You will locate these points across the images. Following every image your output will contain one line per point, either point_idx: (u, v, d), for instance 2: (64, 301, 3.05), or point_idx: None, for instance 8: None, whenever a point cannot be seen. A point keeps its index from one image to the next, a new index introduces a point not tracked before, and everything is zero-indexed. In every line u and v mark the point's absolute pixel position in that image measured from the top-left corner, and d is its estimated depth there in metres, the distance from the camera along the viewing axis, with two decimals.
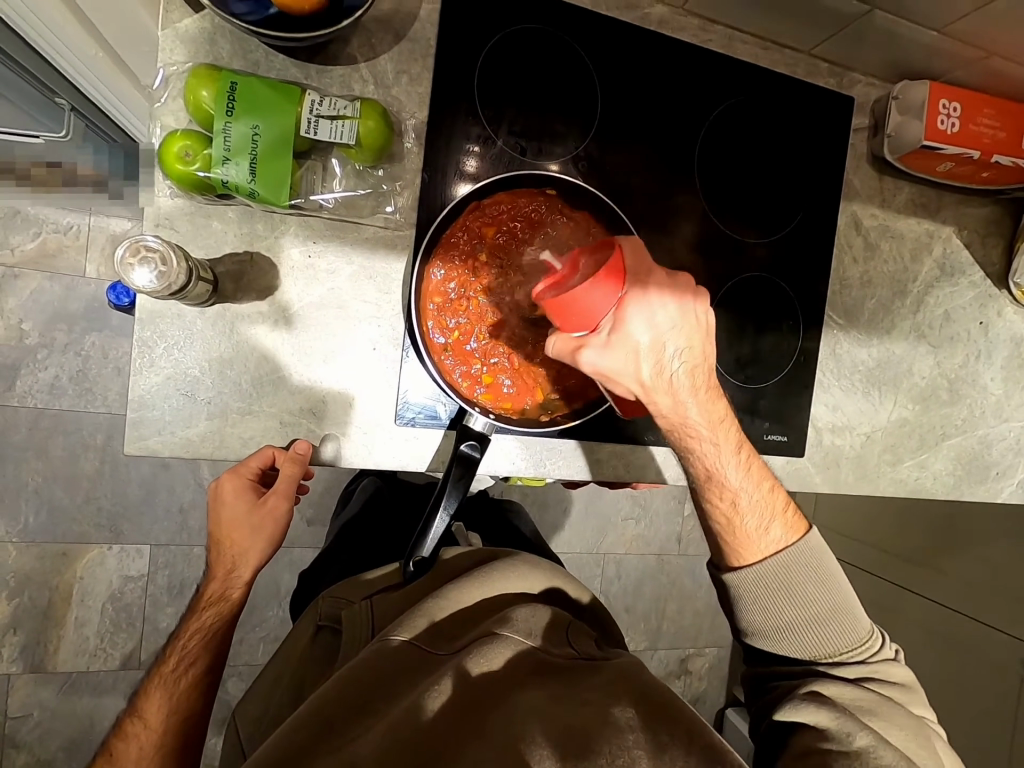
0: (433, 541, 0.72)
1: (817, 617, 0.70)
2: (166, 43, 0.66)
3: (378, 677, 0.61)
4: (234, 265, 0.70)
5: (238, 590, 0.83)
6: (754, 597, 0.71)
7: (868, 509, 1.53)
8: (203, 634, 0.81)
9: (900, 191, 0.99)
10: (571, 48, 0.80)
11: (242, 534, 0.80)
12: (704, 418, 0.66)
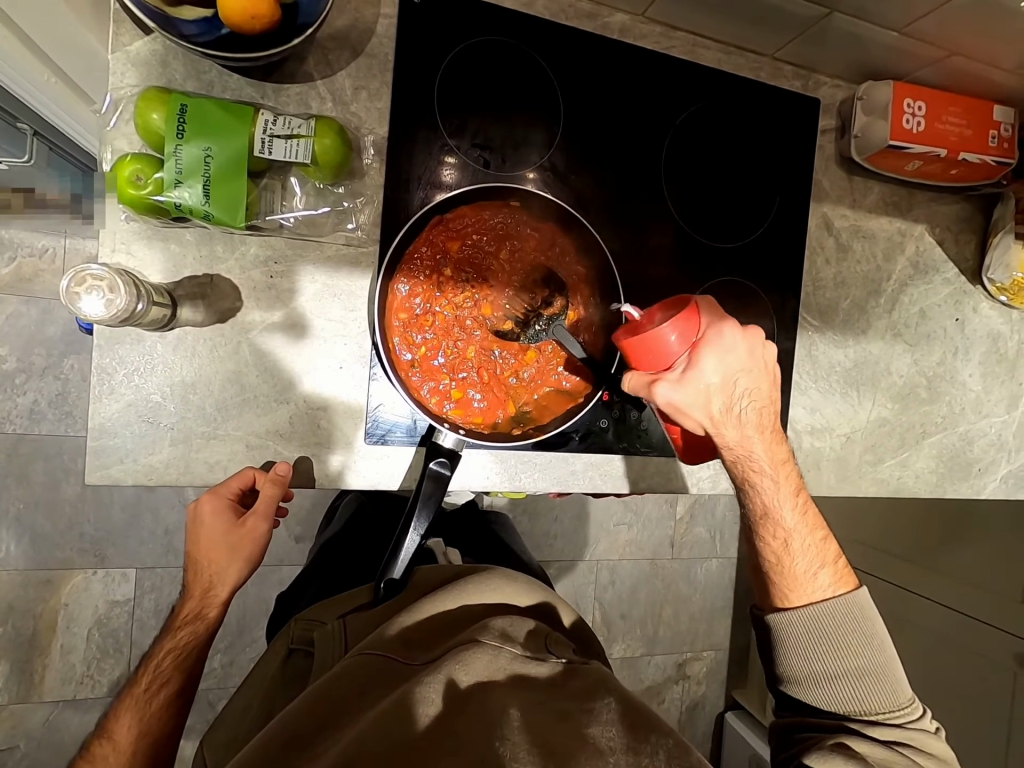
0: (404, 561, 0.70)
1: (860, 673, 0.69)
2: (117, 67, 0.66)
3: (351, 690, 0.59)
4: (193, 287, 0.69)
5: (215, 610, 0.81)
6: (799, 642, 0.70)
7: (858, 508, 1.52)
8: (177, 653, 0.79)
9: (870, 191, 0.99)
10: (532, 58, 0.80)
11: (219, 555, 0.78)
12: (769, 458, 0.70)
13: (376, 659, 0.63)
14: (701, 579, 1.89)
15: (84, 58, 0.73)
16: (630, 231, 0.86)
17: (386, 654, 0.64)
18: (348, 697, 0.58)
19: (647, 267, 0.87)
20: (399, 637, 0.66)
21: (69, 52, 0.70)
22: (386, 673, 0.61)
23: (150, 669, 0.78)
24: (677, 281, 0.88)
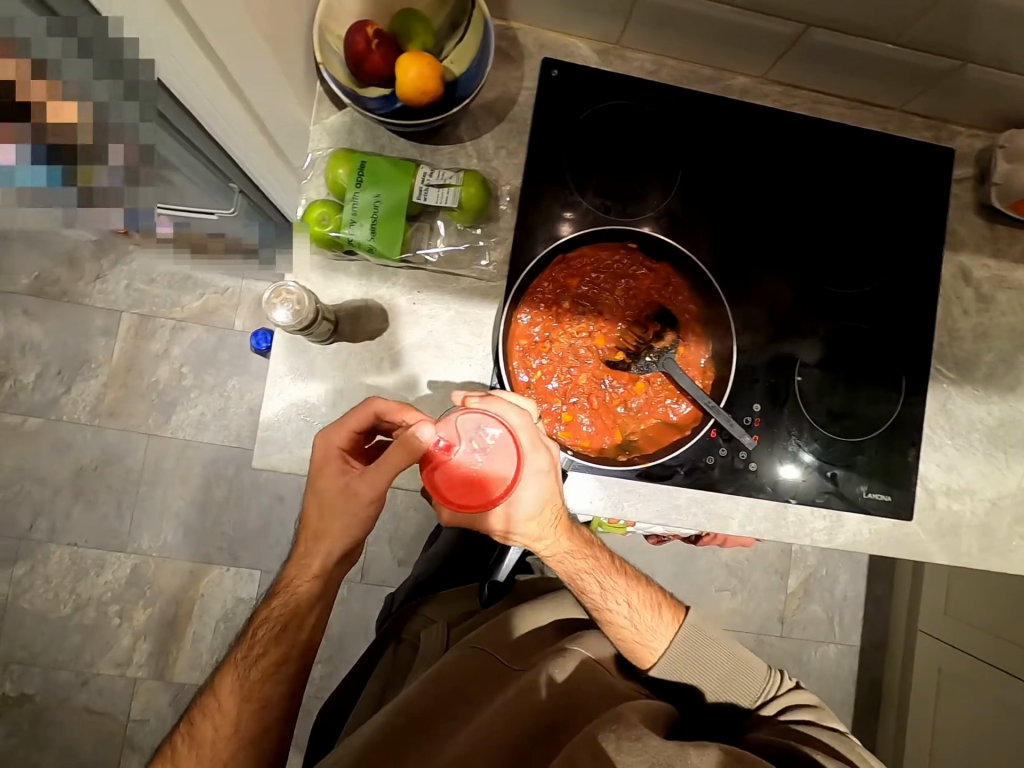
0: (508, 567, 0.81)
1: (728, 671, 0.82)
2: (315, 134, 0.83)
3: (464, 679, 0.72)
4: (349, 310, 0.81)
5: (306, 585, 0.78)
6: (679, 677, 0.81)
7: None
8: (271, 626, 0.79)
9: (1017, 241, 0.93)
10: (655, 119, 0.88)
11: (328, 513, 0.75)
12: (580, 561, 0.79)
13: (484, 657, 0.75)
14: (816, 666, 1.70)
15: (285, 124, 0.80)
16: (745, 274, 0.88)
17: (492, 653, 0.75)
18: (464, 686, 0.71)
19: (764, 307, 0.88)
20: (502, 640, 0.77)
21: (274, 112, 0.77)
22: (493, 671, 0.73)
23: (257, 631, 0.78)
24: (795, 324, 0.88)
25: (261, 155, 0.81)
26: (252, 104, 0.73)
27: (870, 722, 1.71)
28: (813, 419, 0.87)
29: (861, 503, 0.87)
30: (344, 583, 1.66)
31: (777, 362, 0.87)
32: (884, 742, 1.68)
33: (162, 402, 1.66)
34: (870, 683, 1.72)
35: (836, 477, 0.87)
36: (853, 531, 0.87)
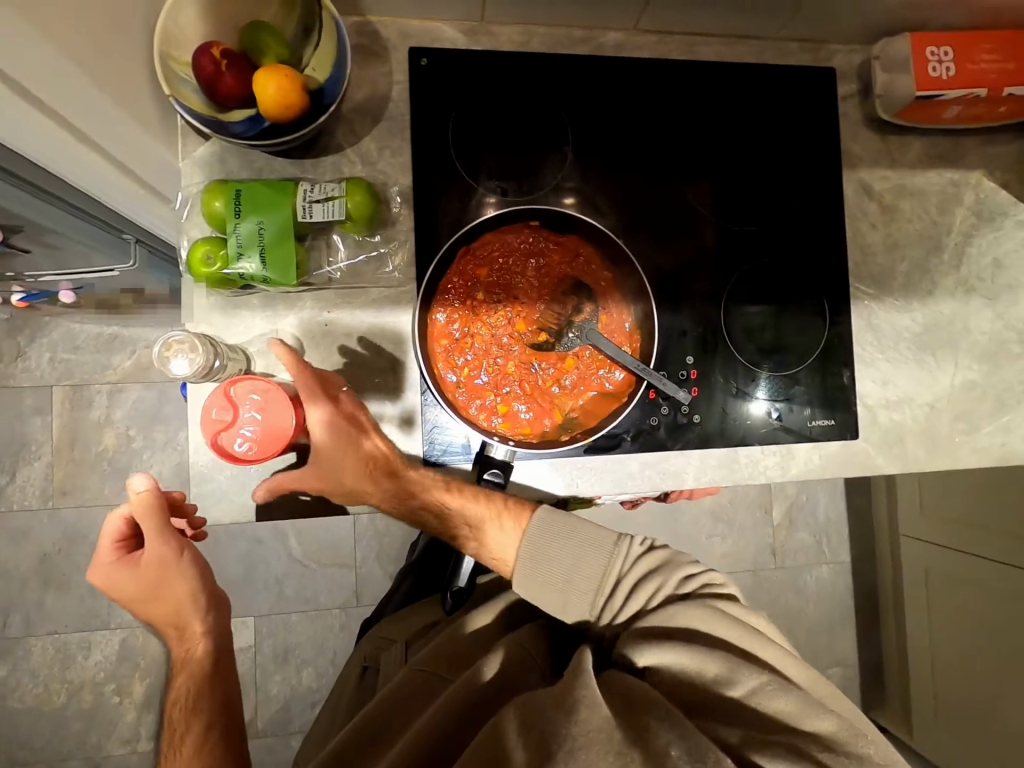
0: (466, 572, 0.82)
1: (578, 553, 0.79)
2: (187, 171, 0.78)
3: (397, 697, 0.70)
4: (262, 344, 0.78)
5: (198, 647, 0.79)
6: (541, 584, 0.79)
7: (994, 491, 1.37)
8: (182, 700, 0.78)
9: (910, 148, 0.94)
10: (536, 91, 0.86)
11: (168, 583, 0.76)
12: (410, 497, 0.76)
13: (423, 674, 0.73)
14: (812, 589, 1.75)
15: (154, 164, 0.80)
16: (653, 229, 0.88)
17: (432, 670, 0.74)
18: (401, 702, 0.69)
19: (679, 260, 0.88)
20: (443, 653, 0.76)
21: (141, 156, 0.78)
22: (432, 685, 0.71)
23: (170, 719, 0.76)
24: (712, 270, 0.88)
25: (123, 188, 0.81)
26: (110, 151, 0.74)
27: (872, 629, 1.77)
28: (746, 360, 0.87)
29: (807, 433, 0.88)
30: (339, 610, 1.64)
31: (701, 311, 0.87)
32: (888, 646, 1.74)
33: (114, 470, 1.59)
34: (865, 594, 1.78)
35: (778, 411, 0.88)
36: (805, 460, 0.89)
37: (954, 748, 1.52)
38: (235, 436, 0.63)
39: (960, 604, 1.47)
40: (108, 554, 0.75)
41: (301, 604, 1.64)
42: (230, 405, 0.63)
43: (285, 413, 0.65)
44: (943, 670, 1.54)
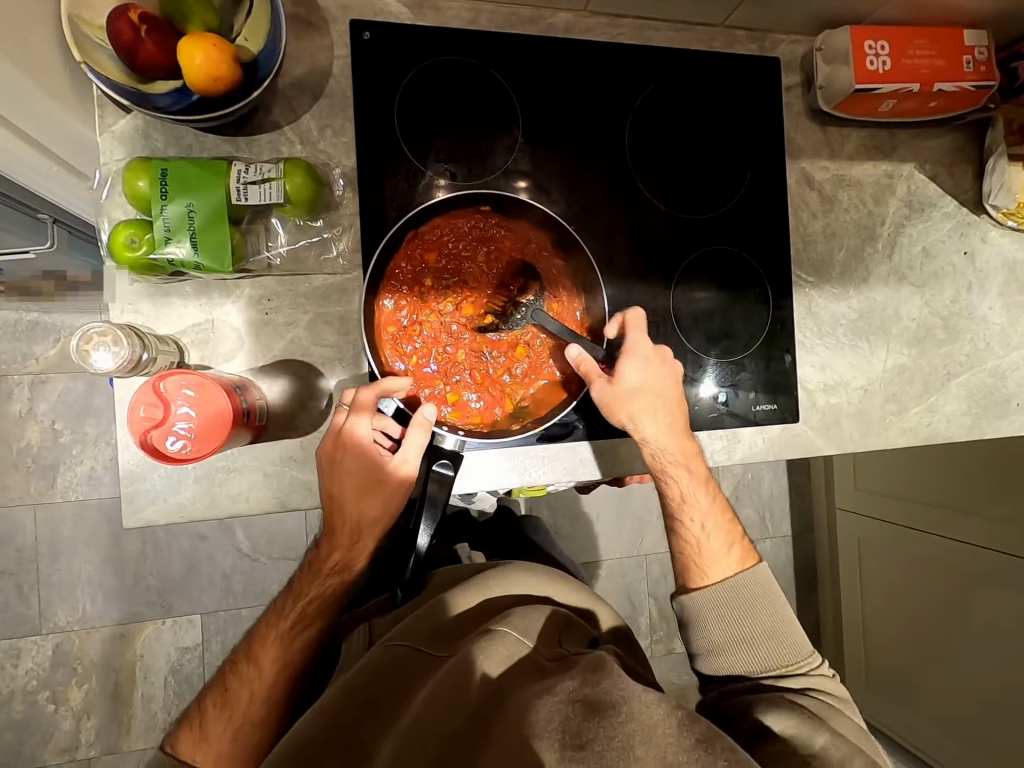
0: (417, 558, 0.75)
1: (765, 635, 0.78)
2: (106, 146, 0.72)
3: (382, 679, 0.65)
4: (197, 333, 0.74)
5: (360, 561, 0.80)
6: (714, 616, 0.78)
7: (922, 466, 1.46)
8: (304, 621, 0.78)
9: (848, 139, 0.97)
10: (483, 71, 0.84)
11: (369, 501, 0.75)
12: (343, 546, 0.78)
13: (406, 651, 0.68)
14: None
15: (67, 139, 0.74)
16: (604, 216, 0.88)
17: (413, 644, 0.69)
18: (384, 682, 0.65)
19: (629, 248, 0.88)
20: (424, 628, 0.71)
21: (50, 132, 0.71)
22: (415, 664, 0.67)
23: (277, 650, 0.76)
24: (661, 259, 0.89)
25: (37, 168, 0.74)
26: (19, 126, 0.67)
27: (810, 597, 1.88)
28: (694, 347, 0.89)
29: (751, 417, 0.91)
30: None
31: (651, 299, 0.89)
32: (824, 613, 1.85)
33: (40, 466, 1.49)
34: (804, 565, 1.88)
35: (724, 397, 0.90)
36: (750, 444, 0.92)
37: (882, 703, 1.65)
38: (167, 435, 0.59)
39: (890, 571, 1.58)
40: (362, 444, 0.72)
41: (251, 600, 1.59)
42: (162, 402, 0.60)
43: (222, 412, 0.61)
44: (873, 633, 1.66)
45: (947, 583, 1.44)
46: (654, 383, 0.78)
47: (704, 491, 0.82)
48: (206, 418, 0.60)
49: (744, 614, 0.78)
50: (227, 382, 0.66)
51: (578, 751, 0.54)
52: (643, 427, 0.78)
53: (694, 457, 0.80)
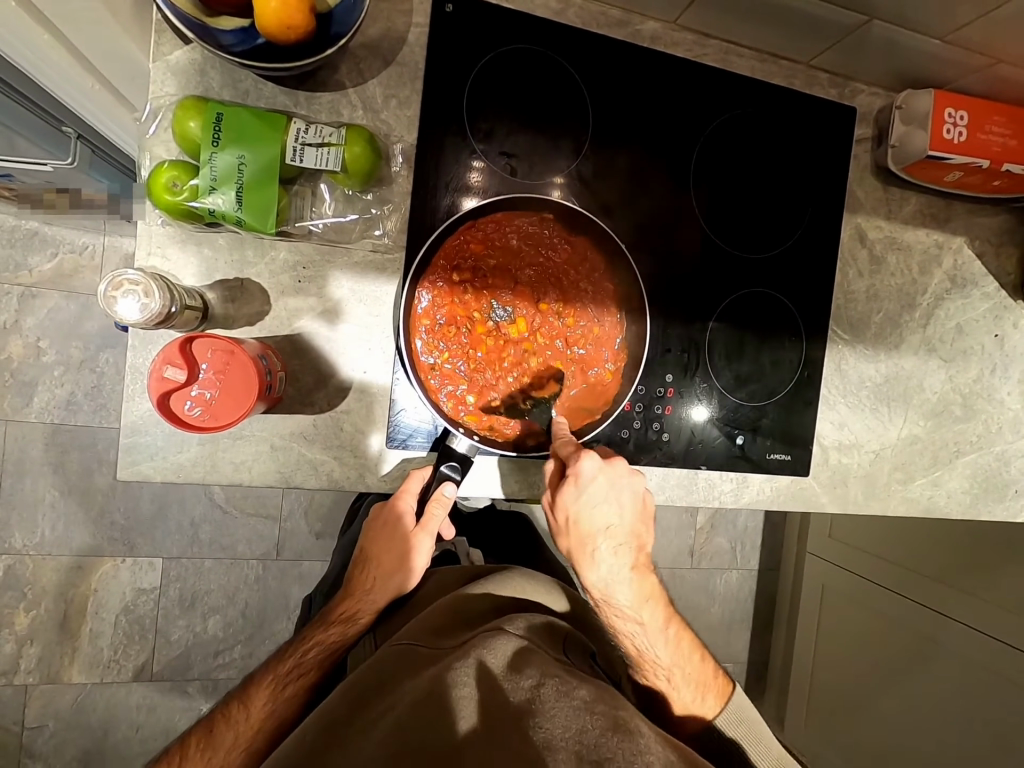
0: (423, 553, 0.78)
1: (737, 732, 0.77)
2: (157, 75, 0.67)
3: (383, 676, 0.64)
4: (225, 290, 0.70)
5: (368, 616, 0.79)
6: (685, 706, 0.78)
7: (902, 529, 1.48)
8: (304, 671, 0.73)
9: (907, 202, 0.96)
10: (562, 67, 0.80)
11: (390, 558, 0.78)
12: (373, 594, 0.80)
13: (408, 649, 0.67)
14: (720, 591, 1.86)
15: (121, 64, 0.70)
16: (655, 238, 0.85)
17: (414, 643, 0.68)
18: (382, 680, 0.63)
19: (676, 273, 0.86)
20: (424, 628, 0.71)
21: (107, 57, 0.67)
22: (416, 657, 0.66)
23: (274, 686, 0.71)
24: (705, 292, 0.87)
25: (78, 85, 0.69)
26: (75, 46, 0.63)
27: (766, 632, 1.91)
28: (722, 385, 0.88)
29: (764, 465, 0.91)
30: (258, 562, 1.58)
31: (688, 329, 0.87)
32: (776, 650, 1.89)
33: (18, 383, 1.43)
34: (765, 601, 1.91)
35: (742, 440, 0.89)
36: (757, 490, 0.91)
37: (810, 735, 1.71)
38: (184, 399, 0.56)
39: (847, 621, 1.61)
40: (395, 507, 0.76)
41: (217, 552, 1.56)
42: (186, 364, 0.56)
43: (246, 382, 0.58)
44: (820, 676, 1.70)
45: (898, 642, 1.47)
46: (608, 518, 0.73)
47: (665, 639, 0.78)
48: (237, 384, 0.57)
49: (732, 737, 0.76)
50: (251, 351, 0.62)
51: (589, 759, 0.53)
52: (599, 591, 0.75)
53: (651, 606, 0.77)
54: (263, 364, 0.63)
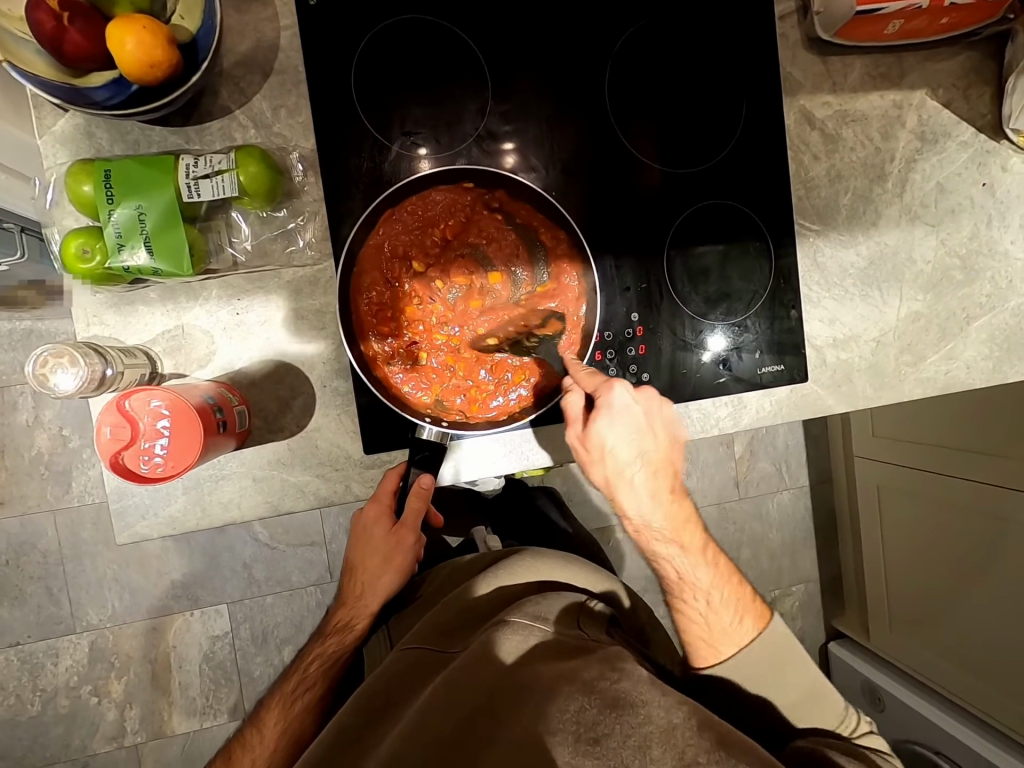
0: (418, 547, 0.82)
1: (806, 694, 0.76)
2: (48, 149, 0.68)
3: (397, 684, 0.67)
4: (167, 341, 0.71)
5: (364, 619, 0.81)
6: (748, 693, 0.74)
7: (938, 410, 1.41)
8: (310, 685, 0.77)
9: (851, 69, 0.89)
10: (444, 28, 0.77)
11: (375, 561, 0.80)
12: (366, 599, 0.81)
13: (418, 654, 0.69)
14: (774, 515, 1.81)
15: (8, 141, 0.71)
16: (584, 178, 0.81)
17: (427, 646, 0.70)
18: (397, 690, 0.66)
19: (615, 208, 0.82)
20: (433, 626, 0.72)
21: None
22: (427, 666, 0.68)
23: (288, 702, 0.76)
24: (653, 219, 0.83)
25: None
26: None
27: (830, 546, 1.86)
28: (693, 312, 0.84)
29: (756, 381, 0.87)
30: (314, 588, 1.62)
31: (642, 263, 0.83)
32: (845, 561, 1.84)
33: (53, 473, 1.49)
34: (824, 514, 1.85)
35: (727, 361, 0.86)
36: (757, 408, 0.88)
37: (912, 651, 1.61)
38: (139, 455, 0.58)
39: (907, 519, 1.55)
40: (372, 513, 0.77)
41: (273, 586, 1.61)
42: (128, 422, 0.57)
43: (192, 425, 0.59)
44: (896, 582, 1.63)
45: (967, 531, 1.40)
46: (636, 444, 0.71)
47: (702, 564, 0.76)
48: (181, 431, 0.58)
49: (778, 687, 0.75)
50: (194, 394, 0.63)
51: (595, 748, 0.55)
52: (627, 495, 0.72)
53: (689, 527, 0.75)
54: (209, 404, 0.63)
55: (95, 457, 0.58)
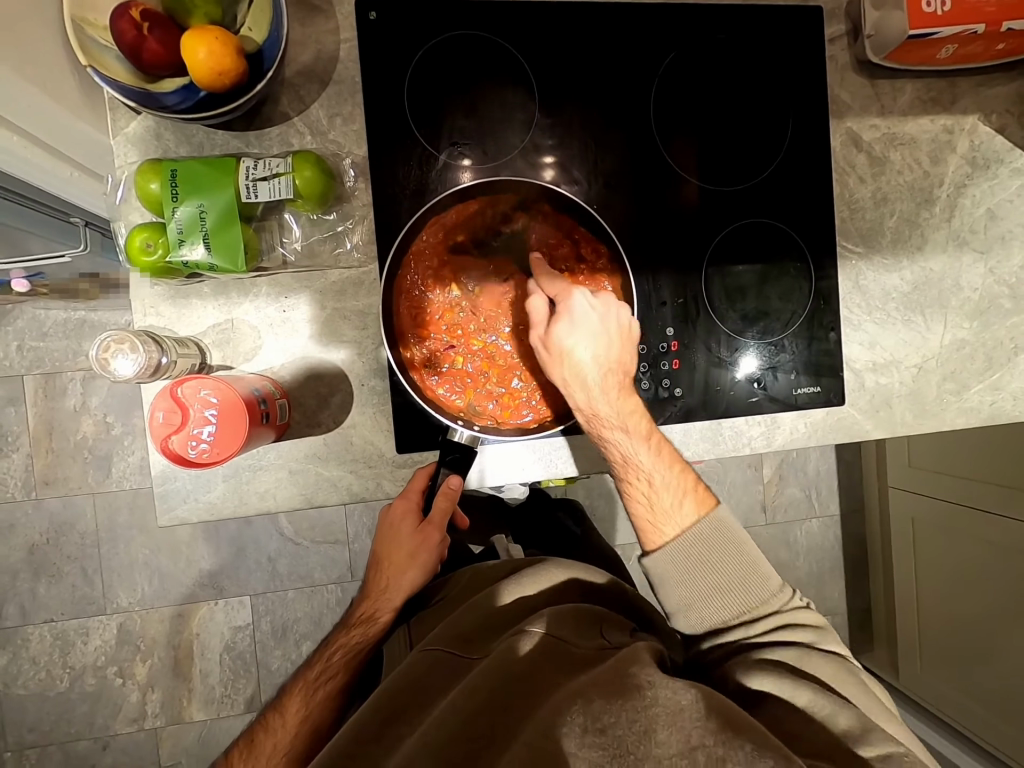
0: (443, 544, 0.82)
1: (737, 582, 0.71)
2: (120, 149, 0.72)
3: (416, 682, 0.67)
4: (217, 334, 0.74)
5: (387, 614, 0.82)
6: (677, 577, 0.72)
7: (978, 443, 1.36)
8: (331, 676, 0.79)
9: (901, 92, 0.88)
10: (495, 43, 0.79)
11: (401, 557, 0.81)
12: (389, 593, 0.82)
13: (437, 655, 0.70)
14: (802, 543, 1.77)
15: (84, 141, 0.75)
16: (626, 192, 0.83)
17: (447, 649, 0.71)
18: (417, 690, 0.67)
19: (655, 223, 0.83)
20: (454, 633, 0.73)
21: (69, 138, 0.73)
22: (447, 666, 0.69)
23: (309, 690, 0.78)
24: (692, 236, 0.84)
25: (57, 174, 0.76)
26: (40, 138, 0.69)
27: (860, 578, 1.81)
28: (729, 329, 0.84)
29: (791, 402, 0.86)
30: (335, 586, 1.64)
31: (680, 278, 0.83)
32: (876, 594, 1.78)
33: (96, 458, 1.55)
34: (854, 545, 1.80)
35: (762, 380, 0.85)
36: (791, 429, 0.87)
37: (947, 695, 1.54)
38: (187, 439, 0.60)
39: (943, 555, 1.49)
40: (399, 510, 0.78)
41: (296, 581, 1.64)
42: (180, 407, 0.60)
43: (239, 414, 0.61)
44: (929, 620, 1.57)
45: (1005, 571, 1.34)
46: (591, 343, 0.73)
47: (648, 448, 0.74)
48: (228, 418, 0.61)
49: (714, 565, 0.71)
50: (242, 386, 0.66)
51: (603, 731, 0.55)
52: (579, 387, 0.73)
53: (636, 415, 0.74)
54: (255, 396, 0.66)
55: (147, 441, 0.61)
